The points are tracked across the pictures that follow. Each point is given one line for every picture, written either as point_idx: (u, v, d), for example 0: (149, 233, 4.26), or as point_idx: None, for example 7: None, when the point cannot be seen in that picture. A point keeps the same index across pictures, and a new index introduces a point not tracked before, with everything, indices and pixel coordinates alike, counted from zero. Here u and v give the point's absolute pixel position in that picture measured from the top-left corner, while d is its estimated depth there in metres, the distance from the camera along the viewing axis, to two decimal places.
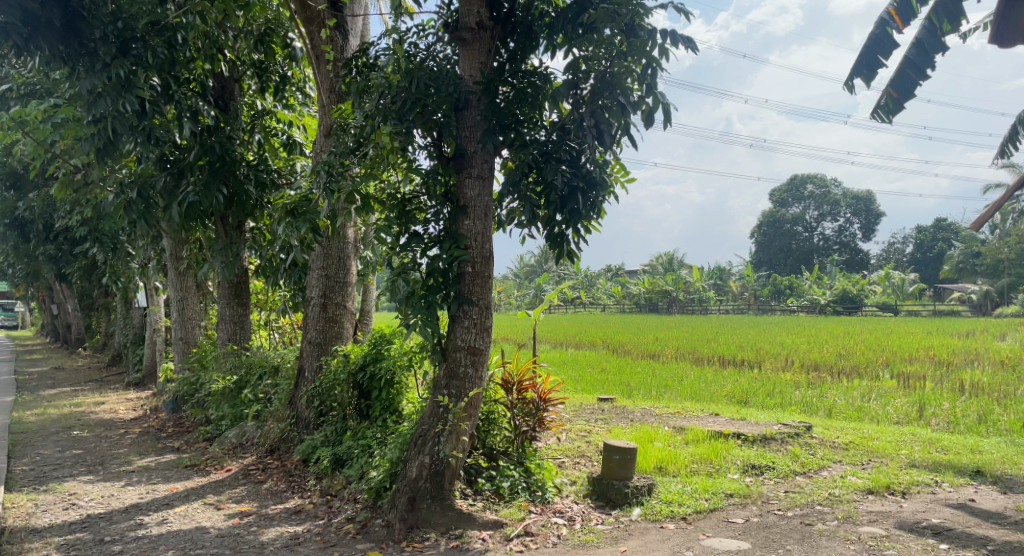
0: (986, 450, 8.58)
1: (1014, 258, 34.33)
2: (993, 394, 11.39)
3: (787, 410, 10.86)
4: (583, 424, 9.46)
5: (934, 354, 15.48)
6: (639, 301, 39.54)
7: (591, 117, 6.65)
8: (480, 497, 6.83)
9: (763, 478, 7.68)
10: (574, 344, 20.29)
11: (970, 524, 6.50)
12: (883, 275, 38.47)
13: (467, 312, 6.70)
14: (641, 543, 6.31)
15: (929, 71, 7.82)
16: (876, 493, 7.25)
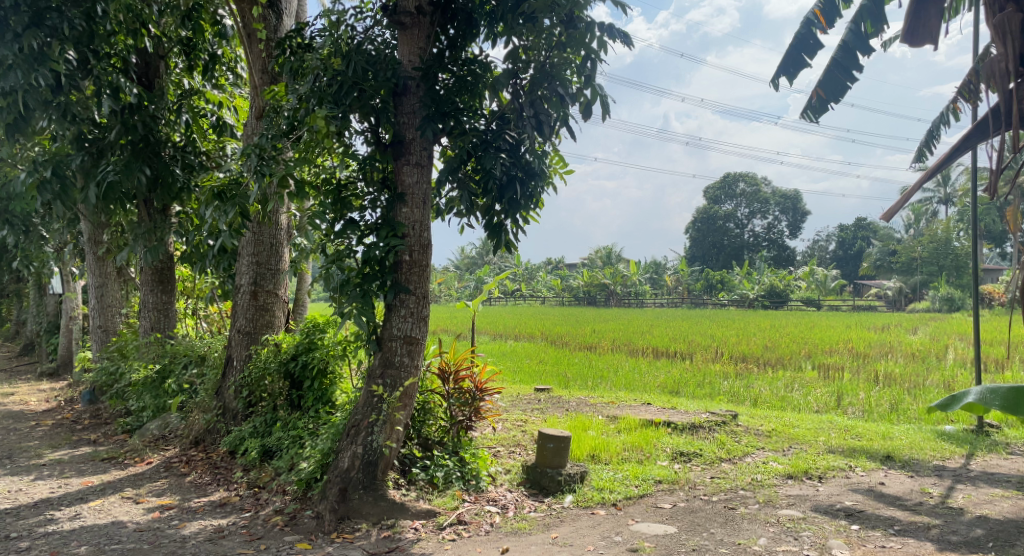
0: (896, 437, 8.94)
1: (926, 256, 35.89)
2: (905, 384, 11.85)
3: (715, 399, 11.10)
4: (519, 414, 9.47)
5: (852, 347, 16.02)
6: (577, 294, 39.82)
7: (530, 107, 6.69)
8: (413, 487, 6.76)
9: (691, 464, 7.83)
10: (513, 336, 20.40)
11: (879, 506, 6.73)
12: (807, 271, 39.62)
13: (404, 302, 6.66)
14: (572, 529, 6.35)
15: (856, 74, 8.07)
16: (795, 478, 7.47)
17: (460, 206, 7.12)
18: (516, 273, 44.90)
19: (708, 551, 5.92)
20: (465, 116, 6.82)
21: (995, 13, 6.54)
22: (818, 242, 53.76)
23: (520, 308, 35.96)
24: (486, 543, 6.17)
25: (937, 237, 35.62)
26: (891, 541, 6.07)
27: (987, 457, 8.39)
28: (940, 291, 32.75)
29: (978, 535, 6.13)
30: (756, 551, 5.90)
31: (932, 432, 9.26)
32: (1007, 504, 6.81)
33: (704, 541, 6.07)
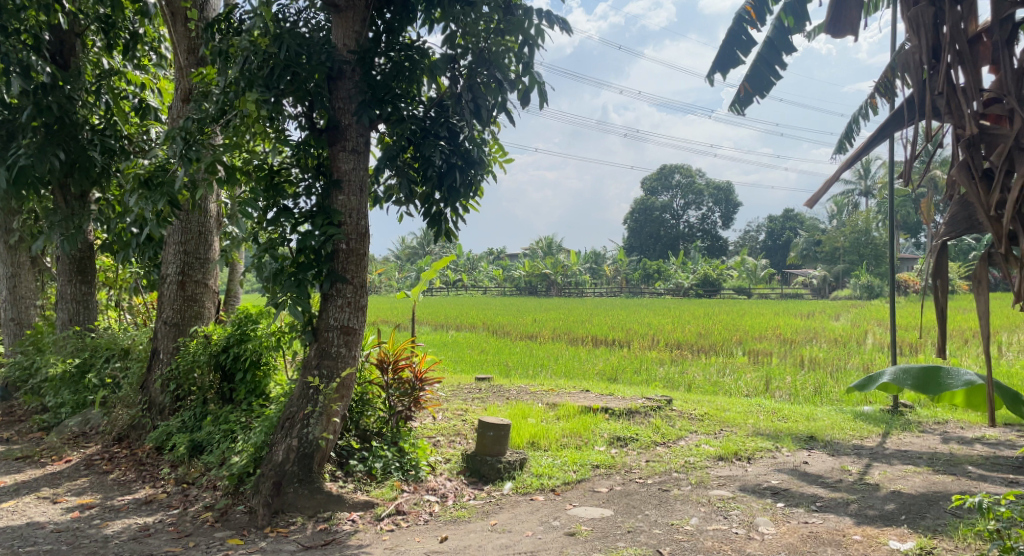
0: (819, 418, 9.25)
1: (848, 246, 37.10)
2: (827, 367, 12.24)
3: (651, 385, 11.28)
4: (460, 403, 9.45)
5: (780, 333, 16.48)
6: (519, 285, 39.96)
7: (468, 92, 6.58)
8: (351, 479, 6.68)
9: (627, 449, 7.93)
10: (454, 326, 20.38)
11: (803, 484, 6.93)
12: (739, 262, 40.06)
13: (341, 291, 6.55)
14: (511, 516, 6.35)
15: (781, 69, 8.25)
16: (726, 460, 7.63)
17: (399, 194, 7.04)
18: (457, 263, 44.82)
19: (642, 531, 5.96)
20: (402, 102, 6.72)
21: (912, 5, 5.63)
22: (750, 233, 55.07)
23: (462, 298, 35.95)
24: (425, 532, 6.13)
25: (857, 228, 36.93)
26: (813, 516, 6.19)
27: (901, 435, 8.72)
28: (859, 279, 33.98)
29: (892, 508, 6.31)
30: (688, 530, 5.96)
31: (852, 413, 9.59)
32: (919, 479, 7.07)
33: (638, 523, 6.11)
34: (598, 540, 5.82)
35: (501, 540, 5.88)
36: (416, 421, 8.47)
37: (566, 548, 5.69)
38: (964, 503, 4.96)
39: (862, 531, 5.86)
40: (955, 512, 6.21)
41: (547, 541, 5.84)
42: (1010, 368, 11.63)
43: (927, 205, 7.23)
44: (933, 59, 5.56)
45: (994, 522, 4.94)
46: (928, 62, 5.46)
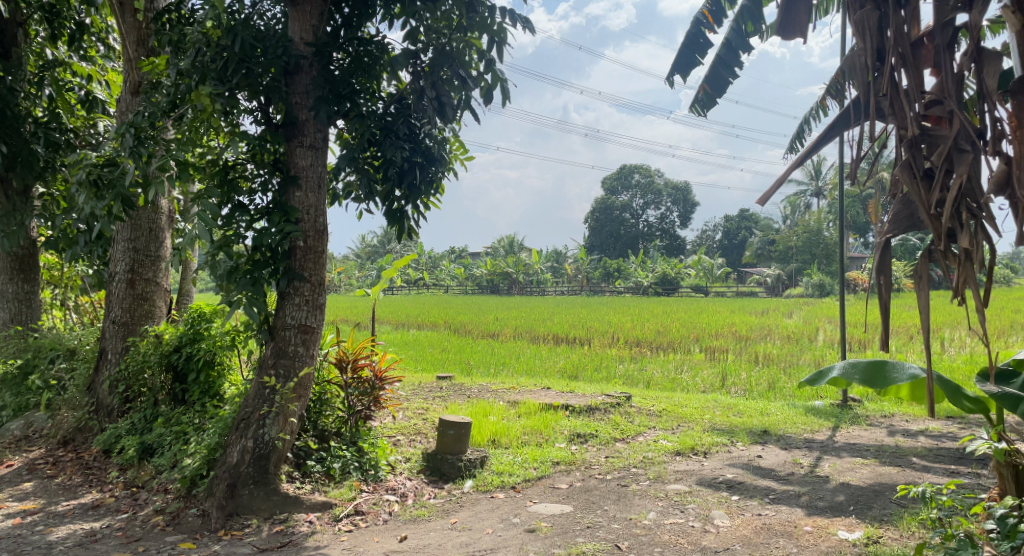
0: (772, 413, 9.42)
1: (801, 245, 37.80)
2: (781, 363, 12.45)
3: (611, 382, 11.36)
4: (421, 402, 9.40)
5: (735, 330, 16.74)
6: (481, 283, 39.98)
7: (432, 88, 6.47)
8: (308, 480, 6.61)
9: (587, 445, 7.97)
10: (416, 324, 20.29)
11: (757, 478, 7.03)
12: (696, 261, 40.60)
13: (298, 290, 6.48)
14: (471, 513, 6.34)
15: (739, 70, 8.35)
16: (683, 455, 7.72)
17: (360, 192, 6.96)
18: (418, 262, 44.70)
19: (601, 526, 5.99)
20: (361, 98, 6.71)
21: (857, 12, 5.49)
22: (707, 233, 55.82)
23: (424, 298, 35.86)
24: (384, 532, 6.08)
25: (810, 229, 37.64)
26: (766, 509, 6.29)
27: (850, 428, 8.91)
28: (811, 277, 34.69)
29: (841, 499, 6.44)
30: (646, 524, 6.01)
31: (803, 408, 9.77)
32: (866, 470, 7.23)
33: (597, 518, 6.14)
34: (557, 536, 5.83)
35: (461, 538, 5.87)
36: (376, 420, 8.39)
37: (525, 545, 5.69)
38: (908, 494, 5.06)
39: (812, 522, 5.97)
40: (900, 502, 6.37)
41: (508, 538, 5.83)
42: (953, 363, 11.97)
43: (873, 205, 7.43)
44: (877, 62, 5.41)
45: (936, 512, 5.03)
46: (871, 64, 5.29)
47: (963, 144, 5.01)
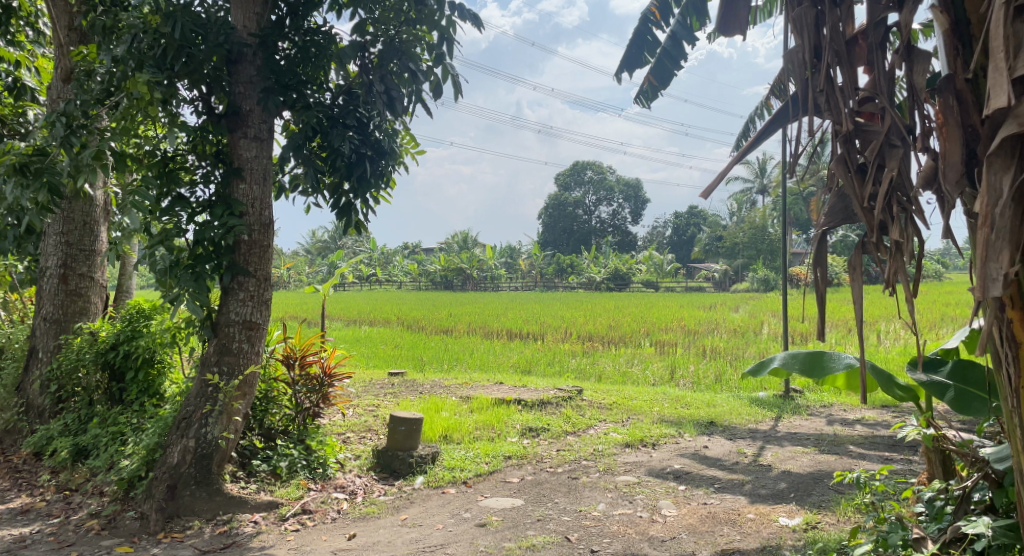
0: (719, 405, 9.60)
1: (748, 241, 38.61)
2: (727, 356, 12.70)
3: (563, 376, 11.44)
4: (371, 399, 9.32)
5: (684, 324, 17.01)
6: (435, 279, 39.89)
7: (381, 82, 6.46)
8: (253, 479, 6.51)
9: (539, 439, 8.01)
10: (368, 321, 20.13)
11: (703, 467, 7.15)
12: (647, 256, 41.14)
13: (242, 285, 6.36)
14: (421, 510, 6.31)
15: (684, 64, 8.46)
16: (632, 446, 7.81)
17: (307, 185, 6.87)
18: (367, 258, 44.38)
19: (551, 519, 6.02)
20: (308, 89, 6.50)
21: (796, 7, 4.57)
22: (657, 229, 56.58)
23: (375, 294, 35.62)
24: (333, 530, 6.00)
25: (756, 225, 38.46)
26: (712, 498, 6.40)
27: (792, 418, 9.12)
28: (757, 272, 35.49)
29: (783, 487, 6.60)
30: (596, 516, 6.06)
31: (748, 399, 9.98)
32: (807, 459, 7.42)
33: (548, 511, 6.17)
34: (508, 530, 5.84)
35: (411, 534, 5.82)
36: (325, 418, 8.29)
37: (476, 539, 5.68)
38: (845, 480, 5.20)
39: (755, 509, 6.10)
40: (838, 488, 6.55)
41: (459, 533, 5.81)
42: (890, 354, 12.34)
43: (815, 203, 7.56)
44: (814, 59, 4.46)
45: (871, 497, 5.17)
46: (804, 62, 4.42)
47: (894, 139, 4.10)
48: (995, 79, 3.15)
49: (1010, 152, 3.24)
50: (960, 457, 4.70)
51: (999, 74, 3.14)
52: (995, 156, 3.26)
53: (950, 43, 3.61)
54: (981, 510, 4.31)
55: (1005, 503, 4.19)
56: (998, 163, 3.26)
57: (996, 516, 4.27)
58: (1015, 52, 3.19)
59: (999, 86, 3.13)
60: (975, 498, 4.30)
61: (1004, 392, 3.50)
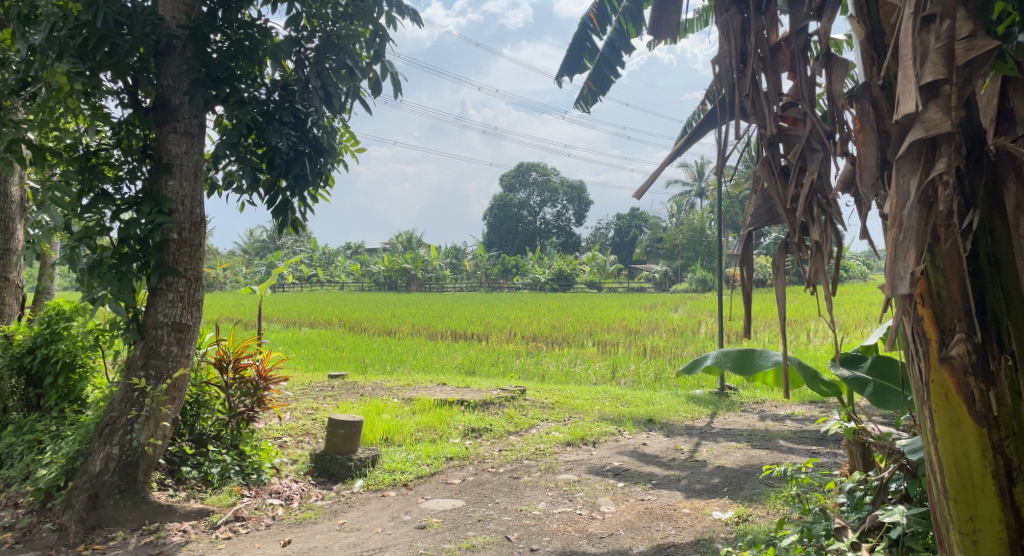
0: (658, 402, 9.77)
1: (686, 242, 39.46)
2: (667, 355, 12.93)
3: (507, 376, 11.49)
4: (309, 402, 9.17)
5: (625, 324, 17.27)
6: (378, 280, 39.63)
7: (317, 78, 6.34)
8: (183, 487, 6.36)
9: (481, 439, 8.02)
10: (308, 322, 19.84)
11: (642, 464, 7.26)
12: (591, 257, 41.66)
13: (171, 285, 6.18)
14: (360, 514, 6.23)
15: (621, 69, 8.57)
16: (573, 445, 7.87)
17: (242, 182, 6.74)
18: (306, 259, 43.77)
19: (491, 519, 6.02)
20: (242, 83, 6.41)
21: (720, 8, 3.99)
22: (598, 231, 57.27)
23: (315, 295, 35.17)
24: (267, 537, 5.87)
25: (695, 227, 39.36)
26: (649, 493, 6.50)
27: (727, 414, 9.35)
28: (696, 274, 36.33)
29: (717, 482, 6.75)
30: (536, 515, 6.09)
31: (685, 397, 10.19)
32: (740, 454, 7.61)
33: (489, 512, 6.17)
34: (448, 531, 5.81)
35: (349, 539, 5.74)
36: (261, 423, 8.14)
37: (415, 542, 5.62)
38: (773, 473, 5.34)
39: (690, 504, 6.22)
40: (769, 482, 6.73)
41: (397, 536, 5.75)
42: (820, 352, 12.76)
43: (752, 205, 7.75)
44: (740, 63, 3.85)
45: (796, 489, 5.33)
46: (729, 69, 3.86)
47: (814, 143, 3.61)
48: (903, 85, 2.63)
49: (918, 154, 2.67)
50: (879, 449, 4.86)
51: (906, 80, 2.62)
52: (901, 160, 2.68)
53: (867, 55, 3.07)
54: (896, 498, 4.48)
55: (920, 491, 4.33)
56: (905, 167, 2.69)
57: (911, 504, 4.42)
58: (923, 61, 2.65)
59: (906, 92, 2.61)
60: (892, 488, 4.45)
61: (914, 389, 2.86)
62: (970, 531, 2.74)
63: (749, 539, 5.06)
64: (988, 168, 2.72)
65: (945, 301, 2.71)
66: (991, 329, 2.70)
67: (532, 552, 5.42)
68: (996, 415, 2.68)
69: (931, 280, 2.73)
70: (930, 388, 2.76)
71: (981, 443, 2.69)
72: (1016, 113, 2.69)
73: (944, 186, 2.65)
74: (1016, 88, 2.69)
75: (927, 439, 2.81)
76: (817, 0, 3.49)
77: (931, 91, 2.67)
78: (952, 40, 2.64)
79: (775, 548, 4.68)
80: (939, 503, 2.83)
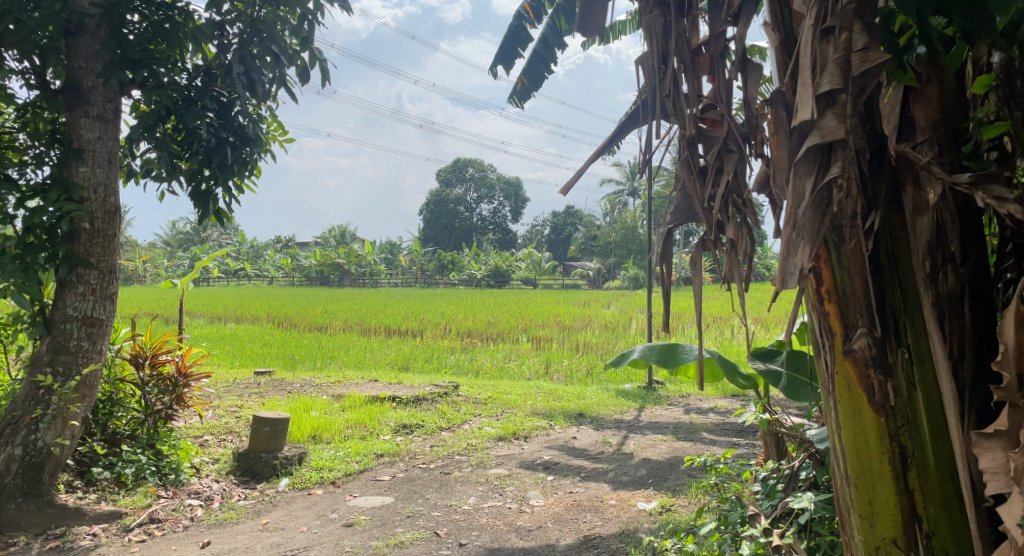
0: (589, 397, 9.92)
1: (619, 240, 40.21)
2: (598, 350, 13.12)
3: (441, 372, 11.47)
4: (233, 399, 8.96)
5: (559, 320, 17.45)
6: (310, 274, 39.04)
7: (240, 64, 6.02)
8: (93, 488, 6.12)
9: (412, 436, 7.98)
10: (235, 317, 19.38)
11: (571, 458, 7.35)
12: (527, 253, 41.88)
13: (83, 277, 5.93)
14: (284, 513, 6.12)
15: (554, 66, 8.60)
16: (505, 440, 7.91)
17: (160, 171, 6.51)
18: (230, 252, 42.76)
19: (421, 515, 6.00)
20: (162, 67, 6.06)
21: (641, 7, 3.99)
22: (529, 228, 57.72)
23: (242, 289, 34.43)
24: (184, 538, 5.70)
25: (627, 225, 40.17)
26: (577, 486, 6.59)
27: (654, 408, 9.55)
28: (630, 272, 37.09)
29: (643, 473, 6.88)
30: (465, 509, 6.09)
31: (615, 391, 10.38)
32: (665, 446, 7.78)
33: (418, 508, 6.14)
34: (376, 528, 5.76)
35: (273, 538, 5.62)
36: (180, 421, 7.87)
37: (342, 540, 5.55)
38: (694, 463, 5.45)
39: (616, 496, 6.32)
40: (691, 473, 6.90)
41: (323, 534, 5.67)
42: (742, 348, 13.14)
43: None
44: (662, 64, 3.90)
45: (715, 478, 5.48)
46: (652, 69, 3.88)
47: (730, 144, 3.65)
48: (802, 93, 2.72)
49: (816, 158, 2.77)
50: (791, 439, 5.04)
51: (805, 88, 2.71)
52: (799, 162, 2.79)
53: (781, 67, 3.05)
54: (806, 485, 4.64)
55: (826, 478, 4.50)
56: (803, 169, 2.78)
57: (819, 490, 4.59)
58: (822, 70, 2.72)
59: (804, 99, 2.70)
60: (800, 475, 4.63)
61: (821, 381, 2.94)
62: (869, 515, 2.80)
63: (670, 528, 5.20)
64: (889, 172, 2.79)
65: (848, 296, 2.79)
66: (890, 324, 2.78)
67: (460, 547, 5.42)
68: (893, 404, 2.74)
69: (835, 275, 2.82)
70: (835, 379, 2.83)
71: (880, 431, 2.75)
72: (915, 120, 2.78)
73: (839, 190, 2.75)
74: (917, 97, 2.78)
75: (832, 427, 2.88)
76: (734, 6, 3.55)
77: (830, 99, 2.74)
78: (849, 51, 2.69)
79: (693, 536, 4.81)
80: (843, 489, 2.89)
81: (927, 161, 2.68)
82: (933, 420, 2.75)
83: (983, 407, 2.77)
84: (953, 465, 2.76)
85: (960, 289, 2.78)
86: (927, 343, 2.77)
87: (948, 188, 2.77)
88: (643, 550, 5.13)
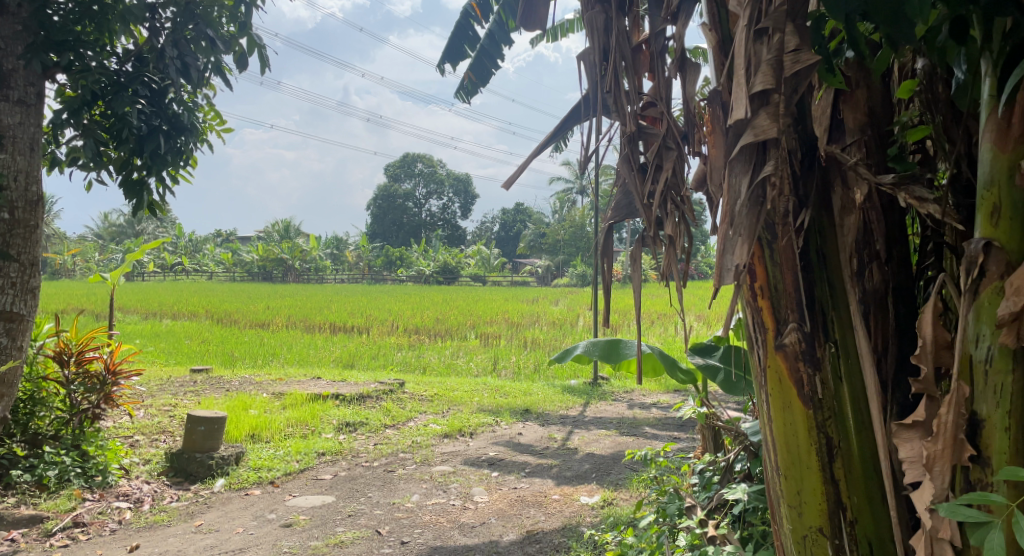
0: (535, 393, 9.98)
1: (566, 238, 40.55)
2: (546, 347, 13.20)
3: (387, 369, 11.40)
4: (167, 397, 8.75)
5: (507, 316, 17.51)
6: (252, 270, 38.34)
7: (173, 49, 5.87)
8: (13, 492, 5.92)
9: (356, 433, 7.91)
10: (172, 314, 18.87)
11: (515, 454, 7.37)
12: (475, 250, 41.85)
13: (2, 270, 5.69)
14: (219, 514, 5.99)
15: (502, 62, 8.64)
16: (450, 436, 7.89)
17: (87, 160, 6.32)
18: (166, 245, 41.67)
19: (361, 514, 5.95)
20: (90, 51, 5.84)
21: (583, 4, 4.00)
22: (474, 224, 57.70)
23: (180, 284, 33.59)
24: (112, 542, 5.54)
25: (575, 223, 40.57)
26: (521, 482, 6.62)
27: (599, 403, 9.65)
28: (580, 270, 37.45)
29: (586, 468, 6.95)
30: (408, 507, 6.06)
31: (561, 387, 10.46)
32: (609, 441, 7.87)
33: (360, 506, 6.09)
34: (315, 528, 5.68)
35: (206, 541, 5.50)
36: (109, 421, 7.64)
37: (279, 540, 5.47)
38: (634, 457, 5.51)
39: (560, 491, 6.38)
40: (634, 467, 6.99)
41: (260, 535, 5.57)
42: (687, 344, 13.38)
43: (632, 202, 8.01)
44: (603, 61, 3.92)
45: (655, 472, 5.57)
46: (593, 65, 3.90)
47: (669, 142, 3.68)
48: (737, 92, 2.77)
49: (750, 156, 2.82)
50: (728, 433, 5.15)
51: (740, 87, 2.77)
52: (734, 160, 2.85)
53: (718, 66, 3.10)
54: (740, 477, 4.75)
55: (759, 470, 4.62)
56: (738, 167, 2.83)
57: (752, 482, 4.70)
58: (756, 69, 2.78)
59: (739, 98, 2.76)
60: (735, 468, 4.73)
61: (753, 374, 3.02)
62: (797, 505, 2.88)
63: (611, 521, 5.27)
64: (819, 172, 2.87)
65: (780, 292, 2.87)
66: (819, 320, 2.87)
67: (402, 545, 5.39)
68: (821, 397, 2.83)
69: (768, 272, 2.89)
70: (766, 372, 2.91)
71: (808, 422, 2.83)
72: (845, 123, 2.86)
73: (772, 188, 2.81)
74: (847, 100, 2.86)
75: (764, 419, 2.96)
76: (674, 5, 3.60)
77: (763, 99, 2.81)
78: (782, 52, 2.75)
79: (633, 529, 4.88)
80: (774, 479, 2.97)
81: (854, 161, 2.76)
82: (857, 412, 2.85)
83: (904, 400, 2.89)
84: (876, 456, 2.86)
85: (884, 285, 2.89)
86: (853, 338, 2.86)
87: (874, 189, 2.87)
88: (585, 545, 5.19)
